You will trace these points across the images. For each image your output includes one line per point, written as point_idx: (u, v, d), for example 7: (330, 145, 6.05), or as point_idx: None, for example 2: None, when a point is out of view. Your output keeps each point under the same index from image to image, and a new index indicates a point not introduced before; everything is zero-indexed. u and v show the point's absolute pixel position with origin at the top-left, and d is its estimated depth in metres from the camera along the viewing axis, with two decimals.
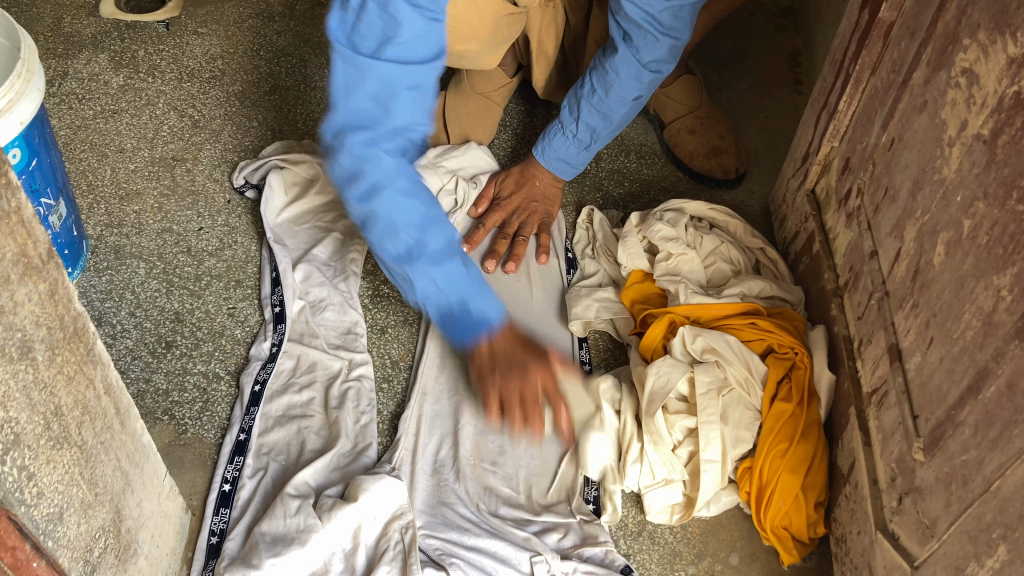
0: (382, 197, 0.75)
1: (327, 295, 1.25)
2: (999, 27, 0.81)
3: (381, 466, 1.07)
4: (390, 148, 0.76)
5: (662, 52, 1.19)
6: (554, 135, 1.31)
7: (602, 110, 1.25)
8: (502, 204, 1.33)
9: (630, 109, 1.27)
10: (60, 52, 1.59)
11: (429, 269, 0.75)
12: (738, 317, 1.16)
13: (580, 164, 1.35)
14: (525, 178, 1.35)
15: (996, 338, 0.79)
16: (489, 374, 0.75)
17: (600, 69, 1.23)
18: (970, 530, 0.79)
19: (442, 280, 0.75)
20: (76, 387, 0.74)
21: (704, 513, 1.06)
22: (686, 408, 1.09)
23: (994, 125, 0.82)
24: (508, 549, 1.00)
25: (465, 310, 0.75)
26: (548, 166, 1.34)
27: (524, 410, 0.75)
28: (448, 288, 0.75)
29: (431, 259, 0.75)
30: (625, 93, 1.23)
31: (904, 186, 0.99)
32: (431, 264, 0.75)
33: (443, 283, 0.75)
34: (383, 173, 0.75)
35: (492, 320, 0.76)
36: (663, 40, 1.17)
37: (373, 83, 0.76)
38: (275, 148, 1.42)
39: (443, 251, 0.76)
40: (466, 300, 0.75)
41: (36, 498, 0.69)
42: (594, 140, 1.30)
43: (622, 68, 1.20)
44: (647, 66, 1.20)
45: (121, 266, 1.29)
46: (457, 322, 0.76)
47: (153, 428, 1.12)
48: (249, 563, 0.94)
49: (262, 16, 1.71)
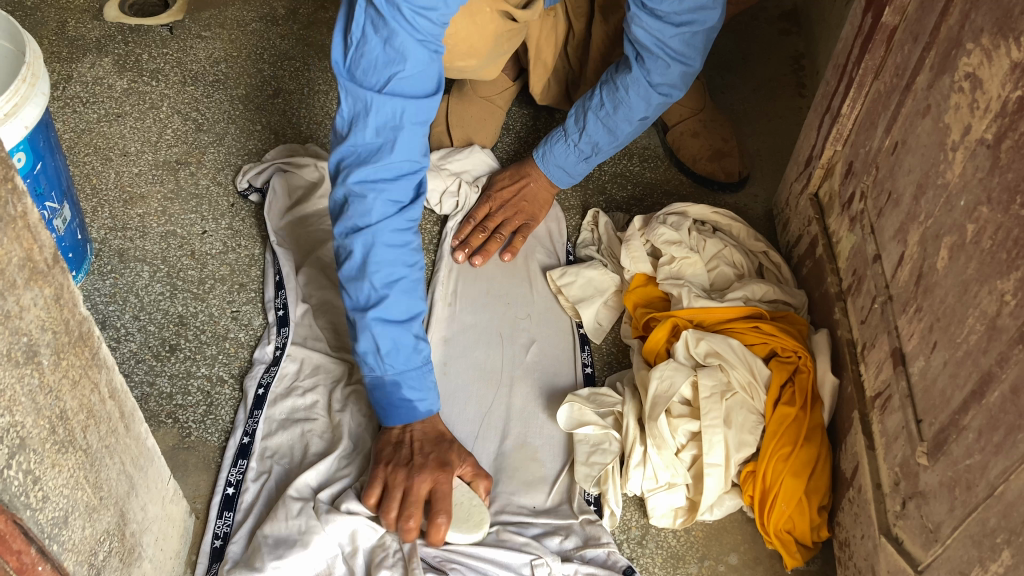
0: (366, 237, 0.95)
1: (330, 299, 1.25)
2: (1003, 31, 0.81)
3: (375, 471, 1.06)
4: (389, 197, 0.95)
5: (673, 77, 1.22)
6: (556, 142, 1.32)
7: (608, 124, 1.27)
8: (500, 206, 1.35)
9: (635, 130, 1.29)
10: (65, 56, 1.59)
11: (389, 331, 0.96)
12: (741, 321, 1.16)
13: (578, 174, 1.35)
14: (521, 176, 1.36)
15: (1000, 343, 0.79)
16: (424, 415, 1.06)
17: (610, 85, 1.25)
18: (974, 535, 0.79)
19: (397, 335, 0.97)
20: (81, 390, 0.74)
21: (709, 516, 1.06)
22: (690, 412, 1.09)
23: (997, 129, 0.82)
24: (508, 555, 0.99)
25: (399, 391, 0.99)
26: (546, 172, 1.35)
27: (434, 505, 0.95)
28: (395, 358, 0.97)
29: (392, 316, 0.96)
30: (632, 113, 1.25)
31: (908, 190, 0.99)
32: (396, 363, 0.97)
33: (402, 338, 0.97)
34: (373, 216, 0.95)
35: (421, 415, 1.00)
36: (675, 65, 1.20)
37: (375, 115, 0.94)
38: (280, 152, 1.43)
39: (406, 317, 0.98)
40: (402, 382, 0.98)
41: (42, 502, 0.69)
42: (595, 153, 1.31)
43: (631, 87, 1.23)
44: (656, 89, 1.23)
45: (125, 269, 1.29)
46: (390, 393, 0.99)
47: (157, 431, 1.12)
48: (252, 566, 0.94)
49: (266, 20, 1.72)
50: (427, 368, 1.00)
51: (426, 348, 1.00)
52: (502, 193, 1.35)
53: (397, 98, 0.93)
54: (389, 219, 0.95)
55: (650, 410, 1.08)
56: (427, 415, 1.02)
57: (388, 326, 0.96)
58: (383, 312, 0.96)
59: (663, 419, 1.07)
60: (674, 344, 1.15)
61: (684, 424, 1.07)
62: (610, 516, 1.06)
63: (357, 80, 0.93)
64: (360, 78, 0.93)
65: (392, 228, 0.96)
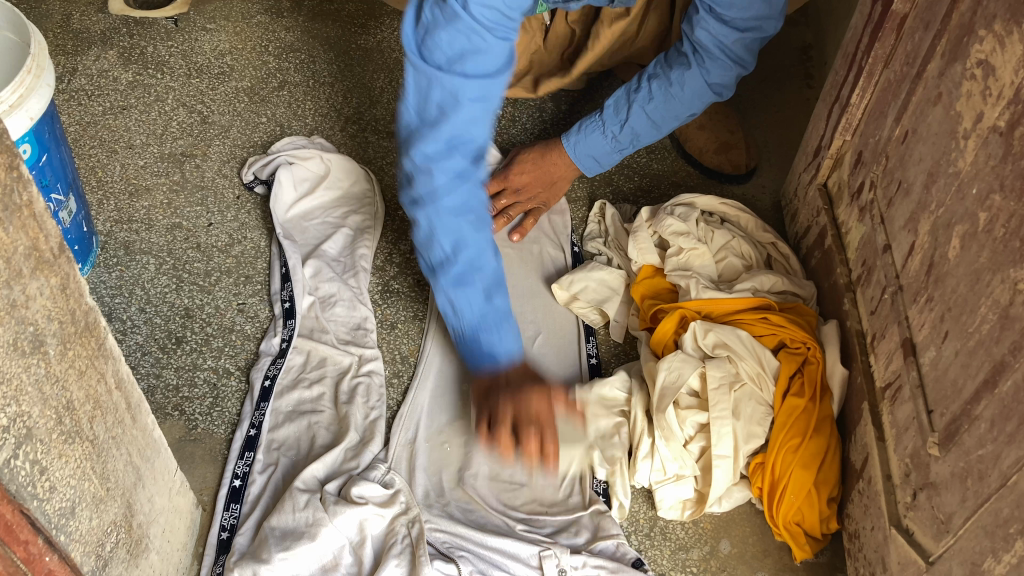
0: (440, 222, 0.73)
1: (336, 291, 1.24)
2: (1016, 17, 0.80)
3: (373, 468, 1.05)
4: (455, 206, 0.73)
5: (727, 80, 1.23)
6: (593, 131, 1.28)
7: (654, 119, 1.26)
8: (516, 188, 1.33)
9: (677, 125, 1.29)
10: (70, 49, 1.59)
11: (461, 257, 0.75)
12: (750, 312, 1.15)
13: (606, 163, 1.33)
14: (546, 159, 1.33)
15: (1013, 332, 0.78)
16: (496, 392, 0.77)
17: (662, 79, 1.24)
18: (987, 525, 0.79)
19: (465, 292, 0.75)
20: (87, 381, 0.74)
21: (716, 509, 1.06)
22: (698, 404, 1.08)
23: (1011, 116, 0.81)
24: (515, 545, 0.99)
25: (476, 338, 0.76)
26: (576, 160, 1.31)
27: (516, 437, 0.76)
28: (466, 314, 0.76)
29: (463, 282, 0.75)
30: (682, 109, 1.25)
31: (919, 179, 0.98)
32: (486, 313, 0.76)
33: (470, 297, 0.75)
34: (434, 209, 0.73)
35: (500, 355, 0.77)
36: (732, 67, 1.21)
37: (441, 96, 0.71)
38: (286, 143, 1.41)
39: (473, 276, 0.75)
40: (478, 331, 0.76)
41: (48, 493, 0.69)
42: (632, 145, 1.29)
43: (688, 83, 1.22)
44: (711, 88, 1.23)
45: (131, 262, 1.29)
46: (469, 344, 0.77)
47: (164, 424, 1.12)
48: (259, 559, 0.93)
49: (271, 12, 1.71)
50: (508, 318, 0.77)
51: (501, 303, 0.76)
52: (522, 177, 1.33)
53: (470, 81, 0.71)
54: (452, 234, 0.74)
55: (658, 402, 1.07)
56: (506, 358, 0.78)
57: (470, 284, 0.75)
58: (456, 277, 0.75)
59: (670, 410, 1.06)
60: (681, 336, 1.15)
61: (692, 415, 1.06)
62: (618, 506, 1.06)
63: (425, 58, 0.72)
64: (432, 56, 0.72)
65: (459, 208, 0.73)
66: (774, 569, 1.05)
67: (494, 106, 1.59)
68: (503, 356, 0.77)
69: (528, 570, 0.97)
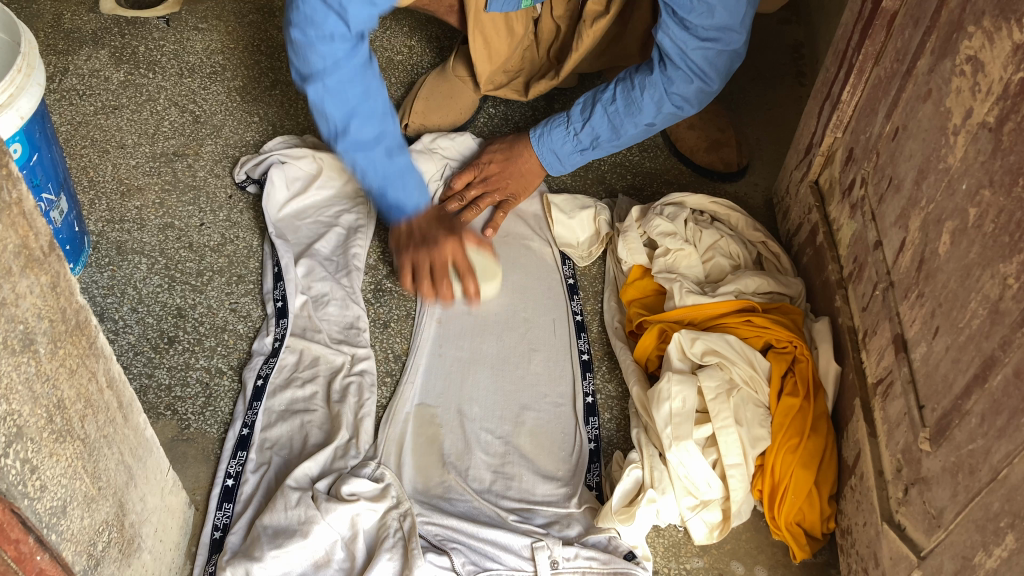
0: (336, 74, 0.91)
1: (329, 290, 1.24)
2: (1004, 13, 0.81)
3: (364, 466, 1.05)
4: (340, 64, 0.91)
5: (690, 92, 1.23)
6: (556, 127, 1.30)
7: (615, 122, 1.27)
8: (485, 178, 1.33)
9: (638, 133, 1.30)
10: (61, 49, 1.58)
11: (329, 78, 0.91)
12: (733, 316, 1.15)
13: (569, 165, 1.35)
14: (514, 153, 1.34)
15: (1003, 327, 0.78)
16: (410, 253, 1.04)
17: (627, 83, 1.26)
18: (978, 520, 0.79)
19: (365, 152, 0.97)
20: (78, 380, 0.73)
21: (742, 518, 1.04)
22: (700, 416, 1.07)
23: (999, 112, 0.81)
24: (508, 536, 0.99)
25: (386, 195, 1.02)
26: (537, 154, 1.33)
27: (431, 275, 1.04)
28: (373, 172, 0.99)
29: (365, 141, 0.96)
30: (642, 116, 1.26)
31: (909, 175, 0.98)
32: (387, 165, 0.99)
33: (375, 155, 0.98)
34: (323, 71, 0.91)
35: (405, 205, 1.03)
36: (695, 81, 1.21)
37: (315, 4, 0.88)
38: (278, 143, 1.41)
39: (373, 139, 0.97)
40: (386, 187, 1.01)
41: (39, 491, 0.68)
42: (592, 146, 1.31)
43: (648, 90, 1.24)
44: (671, 98, 1.24)
45: (122, 262, 1.29)
46: (380, 197, 1.02)
47: (156, 423, 1.12)
48: (251, 556, 0.93)
49: (263, 11, 1.71)
50: (409, 170, 1.01)
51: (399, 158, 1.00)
52: (491, 167, 1.34)
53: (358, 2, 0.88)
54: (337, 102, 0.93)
55: (659, 417, 1.06)
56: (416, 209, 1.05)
57: (367, 141, 0.96)
58: (354, 140, 0.96)
59: (669, 423, 1.05)
60: (667, 345, 1.14)
61: (693, 431, 1.05)
62: (640, 548, 1.00)
63: None
64: None
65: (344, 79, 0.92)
66: (767, 566, 1.05)
67: (485, 104, 1.59)
68: (411, 210, 1.04)
69: (520, 562, 0.98)
